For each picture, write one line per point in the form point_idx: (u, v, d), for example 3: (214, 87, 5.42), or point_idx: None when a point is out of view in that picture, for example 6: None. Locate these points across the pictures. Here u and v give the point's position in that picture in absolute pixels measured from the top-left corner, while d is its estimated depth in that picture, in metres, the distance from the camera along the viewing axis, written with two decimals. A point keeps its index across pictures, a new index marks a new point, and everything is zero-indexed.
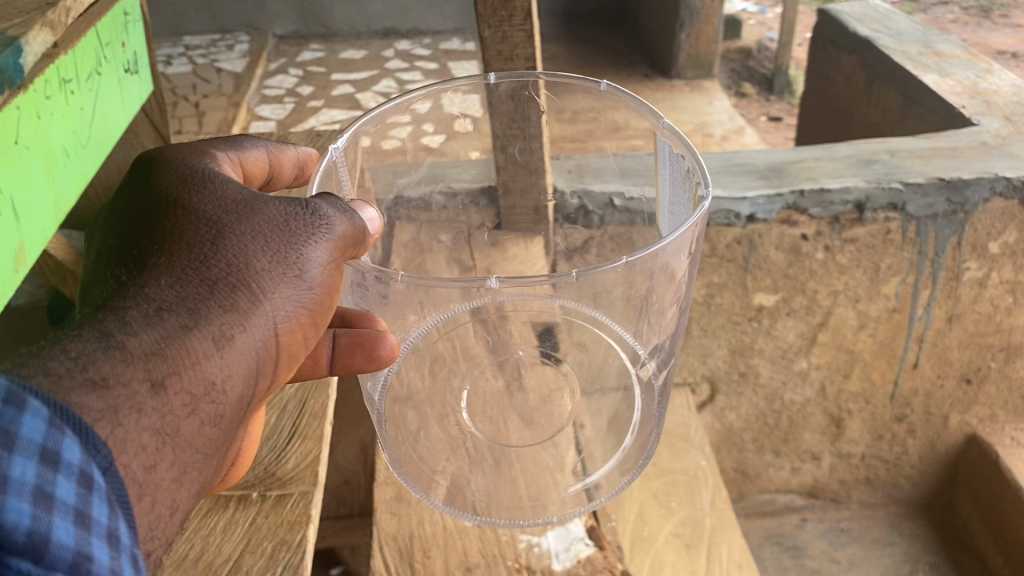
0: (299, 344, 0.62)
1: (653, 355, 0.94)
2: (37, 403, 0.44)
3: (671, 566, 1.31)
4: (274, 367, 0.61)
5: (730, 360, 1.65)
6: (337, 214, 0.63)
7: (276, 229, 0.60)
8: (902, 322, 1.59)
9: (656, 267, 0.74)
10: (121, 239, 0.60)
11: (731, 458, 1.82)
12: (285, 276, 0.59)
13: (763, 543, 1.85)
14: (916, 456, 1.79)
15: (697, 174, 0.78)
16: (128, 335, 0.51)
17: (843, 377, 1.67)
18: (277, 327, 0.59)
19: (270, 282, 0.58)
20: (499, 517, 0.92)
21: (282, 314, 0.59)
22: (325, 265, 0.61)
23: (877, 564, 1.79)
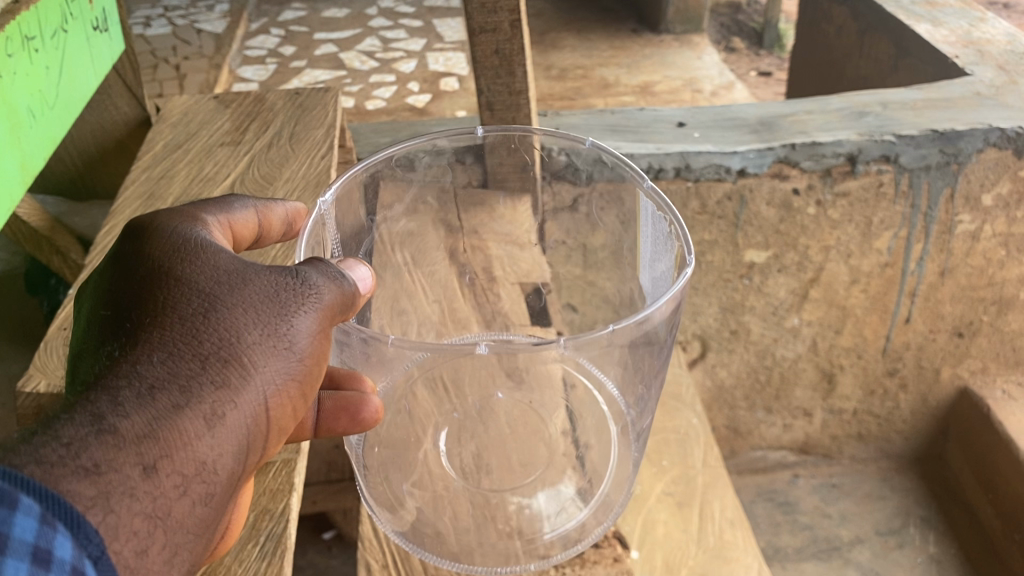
0: (291, 416, 0.59)
1: (636, 410, 0.95)
2: (29, 500, 0.40)
3: (664, 524, 1.32)
4: (264, 441, 0.57)
5: (721, 318, 1.63)
6: (327, 281, 0.60)
7: (267, 300, 0.57)
8: (894, 277, 1.58)
9: (640, 334, 0.74)
10: (107, 309, 0.56)
11: (722, 415, 1.80)
12: (276, 348, 0.56)
13: (755, 500, 1.83)
14: (908, 411, 1.79)
15: (678, 234, 0.78)
16: (121, 417, 0.48)
17: (835, 333, 1.66)
18: (268, 402, 0.55)
19: (262, 356, 0.55)
20: (476, 563, 0.88)
21: (273, 388, 0.55)
22: (313, 336, 0.58)
23: (869, 519, 1.78)
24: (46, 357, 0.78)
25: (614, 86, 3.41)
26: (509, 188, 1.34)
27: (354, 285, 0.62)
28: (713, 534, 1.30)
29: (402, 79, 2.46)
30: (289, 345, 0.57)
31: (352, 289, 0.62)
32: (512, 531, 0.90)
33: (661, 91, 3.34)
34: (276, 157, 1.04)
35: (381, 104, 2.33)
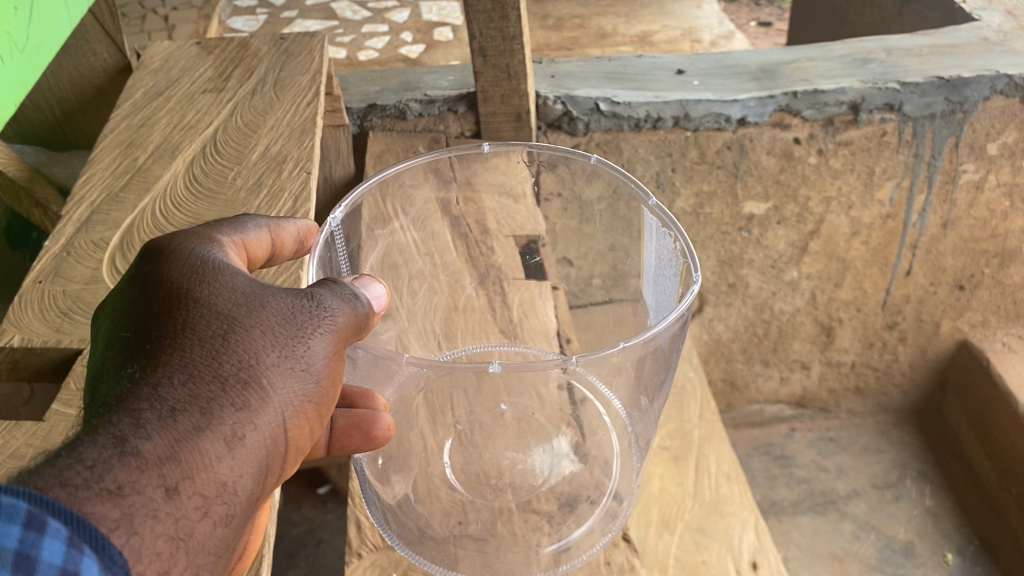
0: (306, 438, 0.56)
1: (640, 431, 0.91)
2: (58, 523, 0.39)
3: (660, 478, 1.34)
4: (282, 463, 0.55)
5: (719, 272, 1.60)
6: (344, 301, 0.58)
7: (285, 320, 0.55)
8: (895, 228, 1.56)
9: (646, 353, 0.74)
10: (122, 331, 0.54)
11: (719, 368, 1.77)
12: (295, 370, 0.53)
13: (752, 453, 1.82)
14: (906, 364, 1.77)
15: (687, 253, 0.81)
16: (144, 438, 0.46)
17: (835, 286, 1.64)
18: (287, 423, 0.53)
19: (281, 376, 0.53)
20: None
21: (291, 409, 0.53)
22: (332, 356, 0.56)
23: (866, 472, 1.77)
24: (19, 311, 0.75)
25: (612, 36, 3.34)
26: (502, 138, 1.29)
27: (367, 305, 0.60)
28: (708, 488, 1.32)
29: (395, 28, 2.40)
30: (307, 367, 0.54)
31: (366, 308, 0.60)
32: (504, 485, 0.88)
33: (660, 41, 3.27)
34: (261, 103, 1.01)
35: (375, 54, 2.27)
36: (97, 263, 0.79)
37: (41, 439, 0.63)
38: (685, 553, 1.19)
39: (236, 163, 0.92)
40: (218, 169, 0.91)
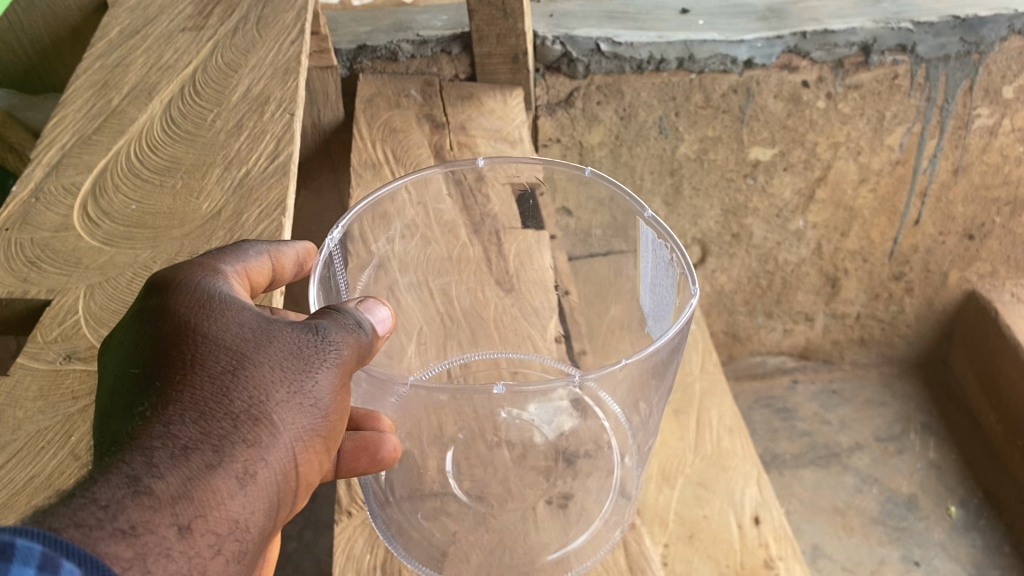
0: (315, 472, 0.54)
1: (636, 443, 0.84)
2: (72, 564, 0.37)
3: (660, 432, 1.31)
4: (292, 498, 0.53)
5: (722, 221, 1.55)
6: (356, 330, 0.56)
7: (295, 353, 0.52)
8: (905, 175, 1.51)
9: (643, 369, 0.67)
10: (127, 362, 0.52)
11: (721, 321, 1.72)
12: (305, 403, 0.51)
13: (754, 406, 1.79)
14: (913, 315, 1.74)
15: (677, 261, 0.74)
16: (155, 478, 0.44)
17: (841, 236, 1.59)
18: (298, 458, 0.51)
19: (293, 412, 0.51)
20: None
21: (303, 445, 0.51)
22: (343, 389, 0.54)
23: (870, 425, 1.74)
24: None
25: None
26: (499, 81, 1.24)
27: (375, 327, 0.57)
28: (710, 441, 1.30)
29: None
30: (317, 398, 0.52)
31: (374, 333, 0.57)
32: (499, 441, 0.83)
33: None
34: (246, 40, 0.96)
35: None
36: (67, 210, 0.75)
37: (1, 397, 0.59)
38: (686, 507, 1.19)
39: (216, 105, 0.87)
40: (197, 111, 0.87)
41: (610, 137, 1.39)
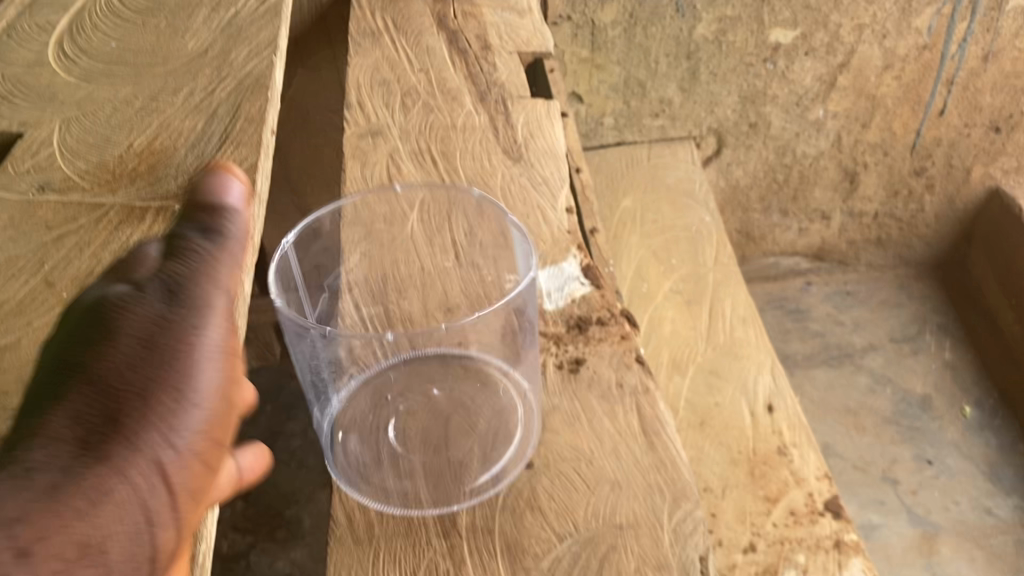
0: (217, 471, 0.42)
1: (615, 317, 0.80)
2: None
3: (671, 322, 1.28)
4: (191, 514, 0.40)
5: (739, 109, 1.48)
6: (223, 269, 0.45)
7: (164, 316, 0.42)
8: (931, 61, 1.43)
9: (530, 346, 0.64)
10: None
11: (735, 219, 1.67)
12: (194, 354, 0.41)
13: (766, 307, 1.74)
14: (932, 213, 1.69)
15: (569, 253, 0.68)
16: None
17: (861, 127, 1.53)
18: (189, 446, 0.39)
19: (173, 391, 0.39)
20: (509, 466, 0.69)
21: (192, 429, 0.39)
22: (227, 344, 0.43)
23: (884, 326, 1.70)
24: None
25: None
26: None
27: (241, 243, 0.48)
28: (722, 331, 1.26)
29: None
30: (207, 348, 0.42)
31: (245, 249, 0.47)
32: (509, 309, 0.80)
33: None
34: None
35: None
36: (41, 48, 0.70)
37: None
38: (697, 395, 1.17)
39: None
40: None
41: (623, 15, 1.32)
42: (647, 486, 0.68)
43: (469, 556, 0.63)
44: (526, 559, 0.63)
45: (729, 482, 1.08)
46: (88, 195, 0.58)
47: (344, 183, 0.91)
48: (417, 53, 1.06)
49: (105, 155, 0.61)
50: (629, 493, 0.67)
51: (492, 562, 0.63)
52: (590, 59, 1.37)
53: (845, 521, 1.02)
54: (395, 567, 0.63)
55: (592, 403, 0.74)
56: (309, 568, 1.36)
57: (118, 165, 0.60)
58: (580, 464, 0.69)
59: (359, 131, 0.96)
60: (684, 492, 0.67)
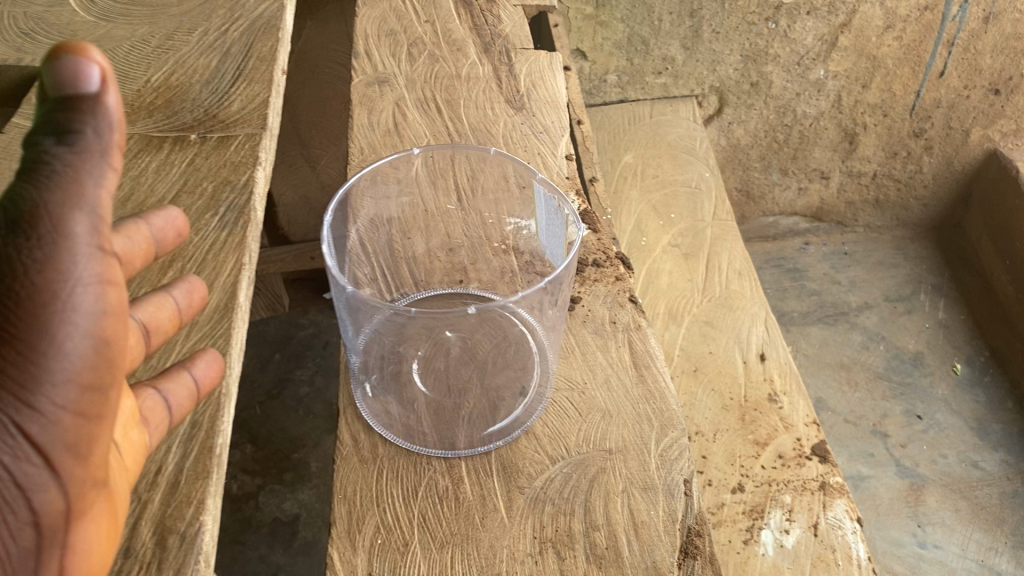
0: (95, 405, 0.39)
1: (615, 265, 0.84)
2: None
3: (668, 274, 1.31)
4: (69, 457, 0.39)
5: (741, 68, 1.50)
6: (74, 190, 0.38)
7: (4, 258, 0.37)
8: (933, 23, 1.44)
9: (542, 298, 0.67)
10: None
11: (735, 178, 1.69)
12: (47, 301, 0.37)
13: (765, 266, 1.78)
14: (930, 175, 1.71)
15: (571, 215, 0.71)
16: None
17: (862, 88, 1.55)
18: (44, 403, 0.37)
19: (16, 345, 0.37)
20: (518, 400, 0.72)
21: (44, 386, 0.37)
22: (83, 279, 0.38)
23: (880, 285, 1.74)
24: None
25: None
26: None
27: (110, 134, 0.39)
28: (718, 283, 1.29)
29: None
30: (67, 288, 0.38)
31: (110, 146, 0.39)
32: (508, 250, 0.83)
33: None
34: None
35: None
36: None
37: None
38: (692, 343, 1.21)
39: None
40: None
41: None
42: (636, 415, 0.71)
43: (466, 475, 0.67)
44: (520, 478, 0.67)
45: (720, 426, 1.12)
46: None
47: (351, 128, 0.93)
48: (424, 5, 1.09)
49: (124, 89, 0.64)
50: (618, 421, 0.71)
51: (488, 479, 0.67)
52: (594, 15, 1.39)
53: (831, 464, 1.06)
54: (397, 482, 0.67)
55: (586, 337, 0.77)
56: (316, 509, 1.41)
57: (136, 99, 0.63)
58: (573, 393, 0.73)
59: (366, 79, 0.99)
60: (671, 421, 0.71)
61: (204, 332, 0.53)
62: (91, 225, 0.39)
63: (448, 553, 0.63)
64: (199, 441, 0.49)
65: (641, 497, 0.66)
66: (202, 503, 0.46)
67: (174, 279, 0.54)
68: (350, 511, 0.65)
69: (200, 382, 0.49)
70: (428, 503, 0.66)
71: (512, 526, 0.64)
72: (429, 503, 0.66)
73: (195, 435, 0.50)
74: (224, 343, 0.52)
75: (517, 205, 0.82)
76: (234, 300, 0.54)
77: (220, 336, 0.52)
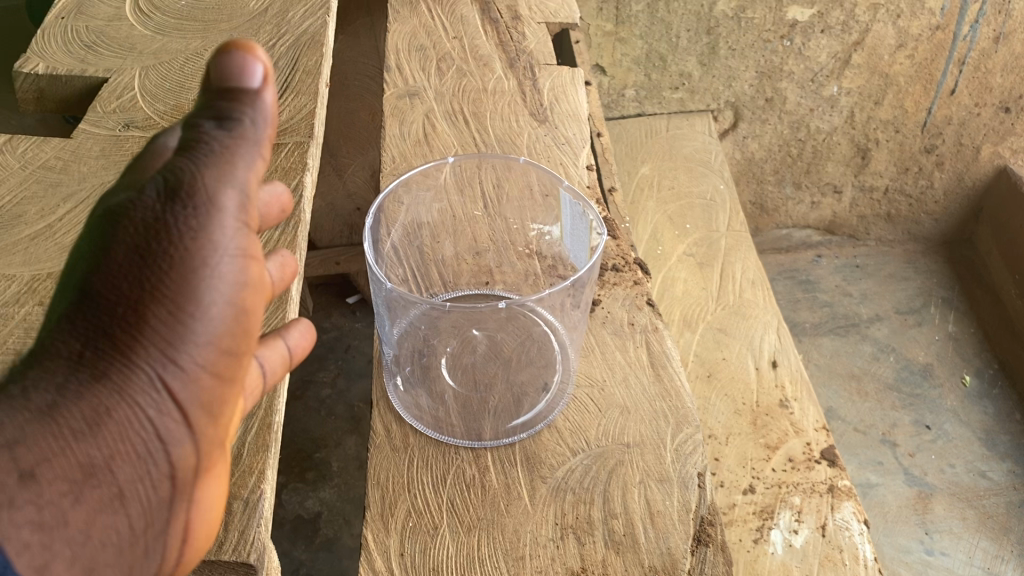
0: (226, 369, 0.42)
1: (631, 269, 0.88)
2: None
3: (683, 283, 1.35)
4: (202, 414, 0.41)
5: (756, 84, 1.54)
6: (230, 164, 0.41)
7: (160, 220, 0.40)
8: (944, 42, 1.49)
9: (563, 298, 0.71)
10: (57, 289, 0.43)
11: (749, 191, 1.73)
12: (197, 266, 0.40)
13: (778, 277, 1.81)
14: (941, 190, 1.75)
15: (593, 222, 0.76)
16: None
17: (874, 104, 1.59)
18: (189, 358, 0.40)
19: (170, 300, 0.39)
20: (541, 396, 0.76)
21: (191, 343, 0.39)
22: (230, 248, 0.41)
23: (891, 298, 1.77)
24: (43, 42, 0.75)
25: None
26: None
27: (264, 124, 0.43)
28: (732, 292, 1.33)
29: None
30: (213, 256, 0.40)
31: (262, 134, 0.43)
32: (532, 254, 0.88)
33: None
34: None
35: None
36: (119, 4, 0.79)
37: (68, 154, 0.64)
38: (705, 349, 1.25)
39: None
40: None
41: None
42: (653, 411, 0.75)
43: (492, 464, 0.71)
44: (542, 468, 0.71)
45: (733, 430, 1.15)
46: None
47: (383, 138, 0.98)
48: (452, 21, 1.13)
49: (180, 99, 0.69)
50: (636, 417, 0.75)
51: (512, 469, 0.71)
52: (614, 32, 1.44)
53: (840, 468, 1.10)
54: (427, 470, 0.71)
55: (605, 337, 0.81)
56: (337, 507, 1.45)
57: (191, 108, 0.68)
58: (593, 390, 0.77)
59: (397, 92, 1.04)
60: (686, 418, 0.75)
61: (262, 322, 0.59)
62: (237, 202, 0.42)
63: (475, 536, 0.67)
64: (260, 417, 0.54)
65: (657, 488, 0.70)
66: (263, 474, 0.51)
67: None
68: (383, 496, 0.69)
69: (293, 350, 0.51)
70: (456, 489, 0.70)
71: (535, 512, 0.68)
72: (457, 491, 0.70)
73: (255, 413, 0.54)
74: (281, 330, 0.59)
75: (540, 212, 0.86)
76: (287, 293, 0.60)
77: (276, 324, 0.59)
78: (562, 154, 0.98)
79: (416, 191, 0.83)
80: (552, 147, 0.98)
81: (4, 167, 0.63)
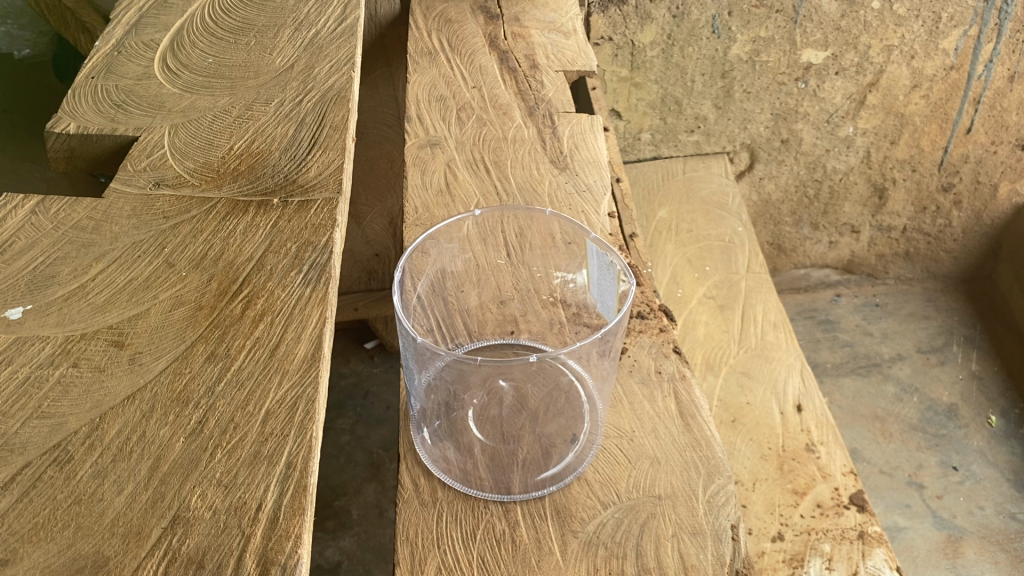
0: None
1: (657, 315, 0.88)
2: None
3: (704, 325, 1.35)
4: None
5: (772, 126, 1.54)
6: None
7: None
8: (958, 82, 1.49)
9: (595, 352, 0.69)
10: None
11: (766, 231, 1.73)
12: None
13: (798, 317, 1.80)
14: (960, 228, 1.74)
15: (621, 273, 0.74)
16: None
17: (890, 144, 1.59)
18: None
19: None
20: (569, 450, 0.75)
21: None
22: None
23: (912, 337, 1.76)
24: (73, 102, 0.76)
25: None
26: None
27: None
28: (754, 334, 1.33)
29: None
30: None
31: None
32: (557, 303, 0.88)
33: None
34: None
35: None
36: (148, 63, 0.80)
37: (100, 215, 0.65)
38: (729, 394, 1.24)
39: None
40: None
41: (662, 36, 1.39)
42: (685, 463, 0.74)
43: (522, 518, 0.70)
44: (573, 523, 0.70)
45: (759, 476, 1.13)
46: (199, 194, 0.67)
47: (406, 189, 0.98)
48: (471, 71, 1.15)
49: (210, 156, 0.70)
50: (667, 468, 0.74)
51: (543, 524, 0.70)
52: (629, 77, 1.45)
53: (869, 514, 1.08)
54: (456, 525, 0.70)
55: (633, 387, 0.81)
56: (357, 556, 1.43)
57: (221, 165, 0.69)
58: (622, 441, 0.76)
59: (419, 141, 1.04)
60: (718, 468, 0.74)
61: (293, 380, 0.54)
62: None
63: None
64: (295, 478, 0.49)
65: (691, 542, 0.68)
66: (301, 537, 0.46)
67: (266, 331, 0.57)
68: (413, 553, 0.69)
69: None
70: (486, 545, 0.69)
71: (568, 568, 0.67)
72: (488, 546, 0.69)
73: (290, 475, 0.49)
74: (313, 392, 0.54)
75: (563, 261, 0.85)
76: (320, 349, 0.56)
77: (309, 384, 0.54)
78: (584, 200, 0.98)
79: (443, 247, 0.82)
80: (575, 195, 0.98)
81: (37, 228, 0.64)
